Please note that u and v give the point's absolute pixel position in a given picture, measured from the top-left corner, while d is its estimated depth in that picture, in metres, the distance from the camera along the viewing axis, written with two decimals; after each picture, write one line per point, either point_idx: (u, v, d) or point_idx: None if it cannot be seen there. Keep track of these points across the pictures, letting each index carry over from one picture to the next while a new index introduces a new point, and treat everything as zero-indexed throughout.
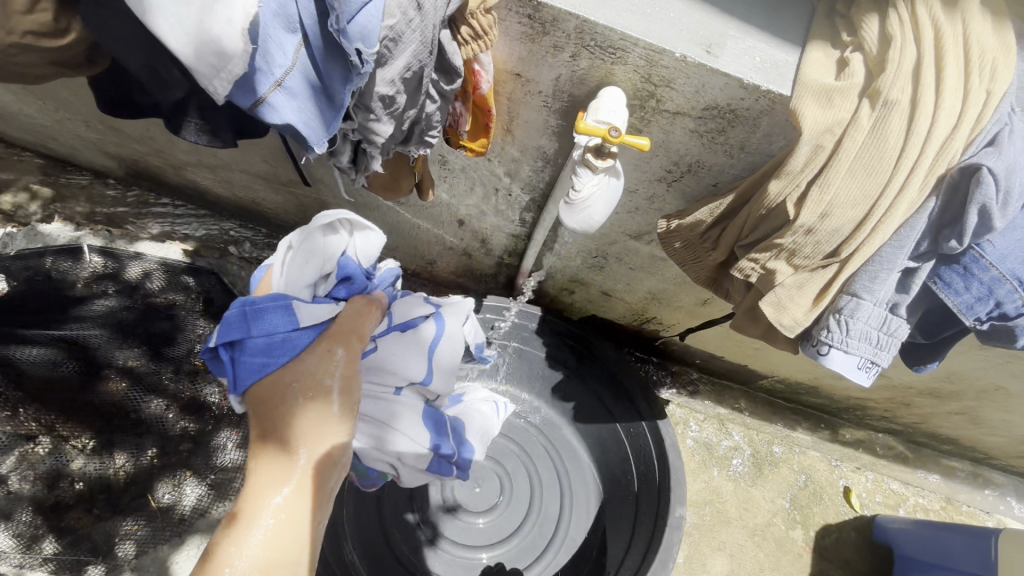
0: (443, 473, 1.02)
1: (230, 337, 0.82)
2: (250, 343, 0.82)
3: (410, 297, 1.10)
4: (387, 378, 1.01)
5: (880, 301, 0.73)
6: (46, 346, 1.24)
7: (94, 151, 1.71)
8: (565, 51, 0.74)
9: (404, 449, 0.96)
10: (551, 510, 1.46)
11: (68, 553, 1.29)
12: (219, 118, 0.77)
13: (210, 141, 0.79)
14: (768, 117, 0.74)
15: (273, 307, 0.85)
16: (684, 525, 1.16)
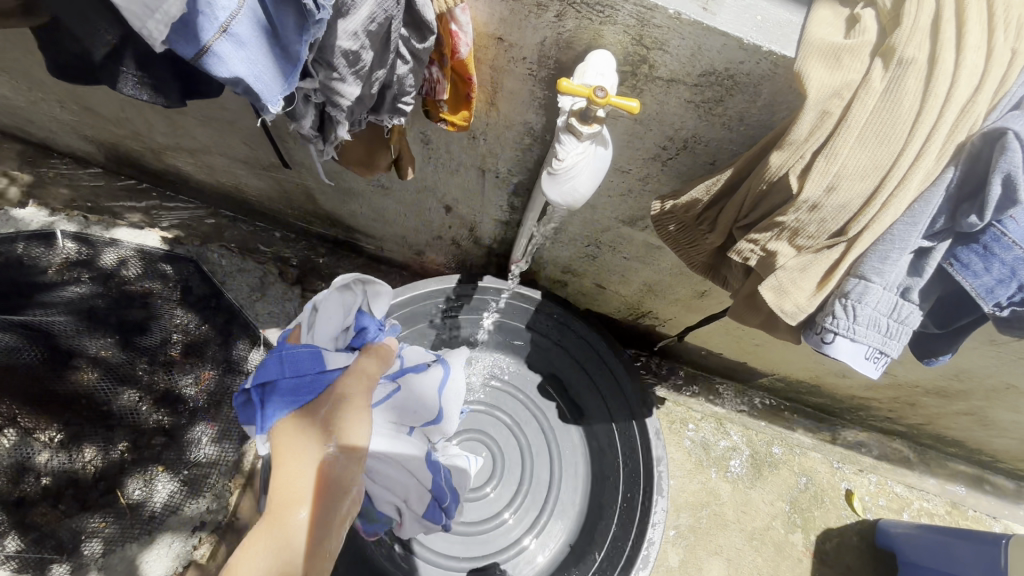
0: (433, 520, 1.12)
1: (264, 379, 0.81)
2: (279, 386, 0.80)
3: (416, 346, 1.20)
4: (405, 417, 1.08)
5: (890, 284, 0.67)
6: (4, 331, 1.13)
7: (72, 135, 1.65)
8: (549, 9, 0.68)
9: (413, 491, 1.06)
10: (536, 497, 1.45)
11: (31, 550, 1.21)
12: (164, 70, 0.68)
13: (153, 98, 0.69)
14: (770, 83, 0.68)
15: (306, 353, 0.85)
16: (664, 519, 1.16)
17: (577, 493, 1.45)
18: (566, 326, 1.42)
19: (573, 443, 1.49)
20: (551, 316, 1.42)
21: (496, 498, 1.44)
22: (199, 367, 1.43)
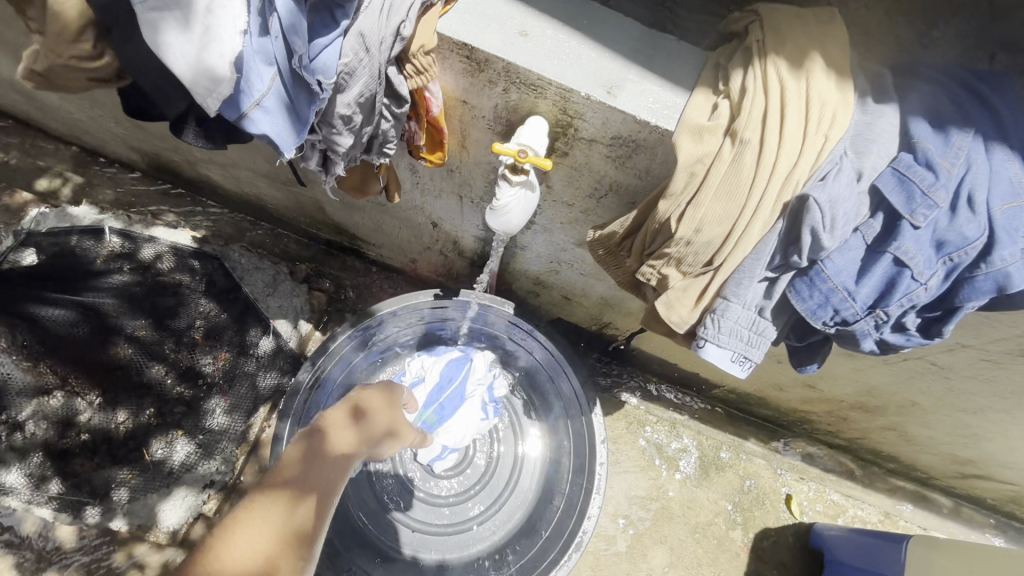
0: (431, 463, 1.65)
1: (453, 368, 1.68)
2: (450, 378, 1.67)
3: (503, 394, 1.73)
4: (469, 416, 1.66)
5: (747, 304, 0.87)
6: (66, 309, 1.39)
7: (121, 146, 1.93)
8: (498, 85, 0.91)
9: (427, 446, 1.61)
10: (499, 481, 1.69)
11: (69, 494, 1.45)
12: (215, 126, 0.89)
13: (205, 145, 0.90)
14: (662, 147, 0.89)
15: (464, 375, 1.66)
16: (597, 515, 1.41)
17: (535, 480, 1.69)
18: (532, 334, 1.64)
19: (534, 439, 1.73)
20: (521, 325, 1.64)
21: (466, 477, 1.69)
22: (217, 348, 1.65)
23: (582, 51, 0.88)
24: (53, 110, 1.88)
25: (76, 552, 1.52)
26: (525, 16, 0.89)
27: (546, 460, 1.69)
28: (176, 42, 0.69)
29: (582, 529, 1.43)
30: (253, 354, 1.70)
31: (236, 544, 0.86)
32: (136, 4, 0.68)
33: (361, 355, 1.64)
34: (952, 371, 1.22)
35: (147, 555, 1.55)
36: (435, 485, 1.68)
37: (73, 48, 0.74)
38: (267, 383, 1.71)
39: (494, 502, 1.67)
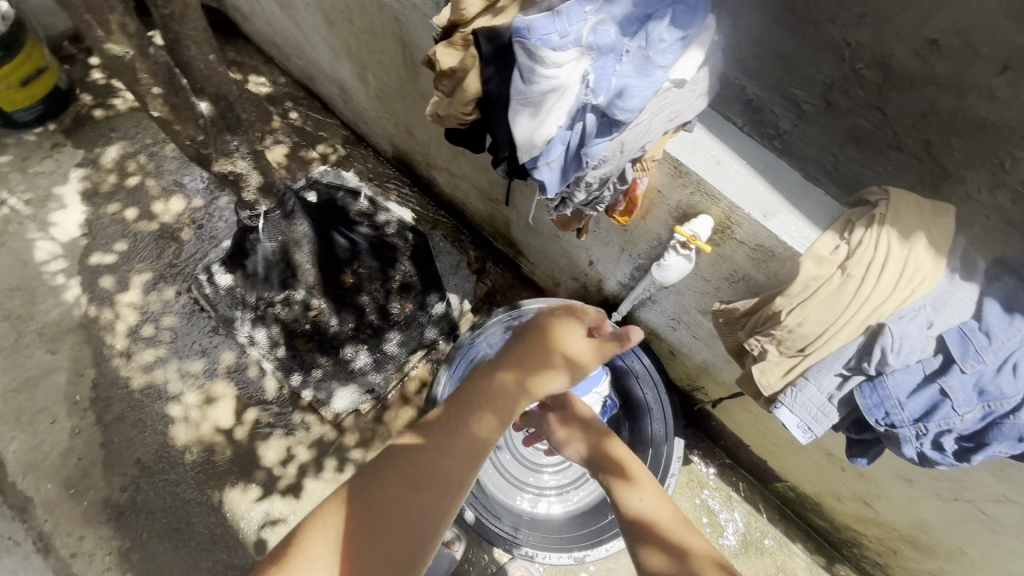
0: None
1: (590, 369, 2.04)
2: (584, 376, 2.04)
3: (612, 408, 2.09)
4: None
5: (820, 388, 1.21)
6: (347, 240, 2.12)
7: (383, 139, 2.66)
8: (688, 187, 1.35)
9: None
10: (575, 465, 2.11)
11: (287, 359, 2.12)
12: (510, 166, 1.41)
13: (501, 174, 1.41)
14: (792, 261, 1.28)
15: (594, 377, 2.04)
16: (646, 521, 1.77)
17: None
18: (641, 359, 2.02)
19: None
20: (632, 357, 2.03)
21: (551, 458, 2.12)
22: (406, 298, 2.24)
23: (753, 184, 1.30)
24: (351, 105, 2.67)
25: (273, 402, 2.13)
26: (723, 152, 1.33)
27: None
28: (524, 121, 1.21)
29: None
30: (429, 312, 2.25)
31: (569, 333, 1.26)
32: (512, 99, 1.21)
33: (500, 333, 2.15)
34: (999, 524, 1.39)
35: (314, 422, 2.12)
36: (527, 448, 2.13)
37: (461, 108, 1.32)
38: (430, 336, 2.24)
39: (566, 479, 2.09)
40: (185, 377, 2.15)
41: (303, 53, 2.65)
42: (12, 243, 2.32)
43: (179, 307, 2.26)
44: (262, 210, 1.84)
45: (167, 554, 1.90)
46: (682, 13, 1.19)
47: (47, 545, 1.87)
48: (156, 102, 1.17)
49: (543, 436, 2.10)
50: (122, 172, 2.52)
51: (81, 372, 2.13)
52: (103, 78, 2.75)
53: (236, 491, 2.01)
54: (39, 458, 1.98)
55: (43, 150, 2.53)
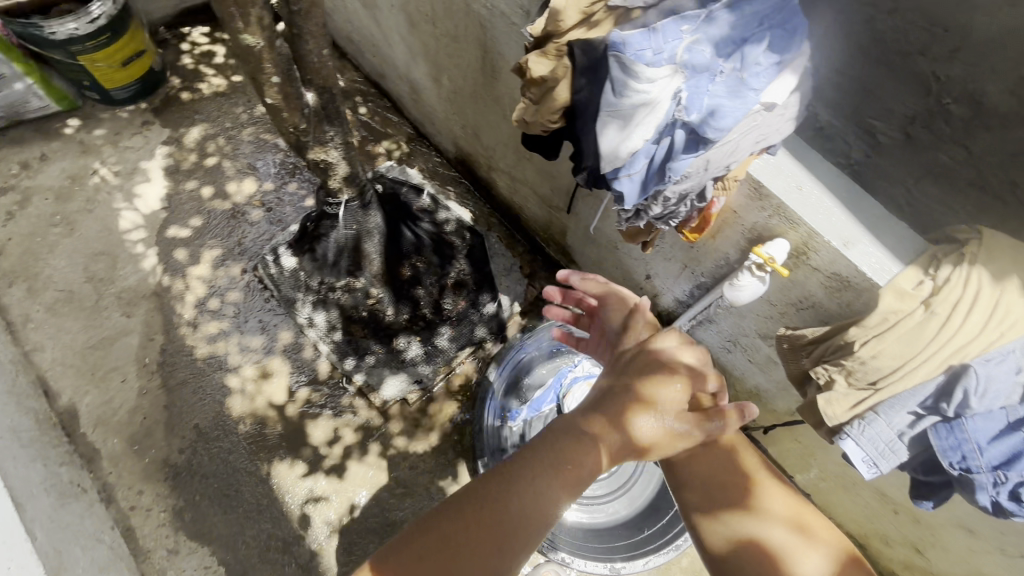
0: None
1: None
2: None
3: None
4: None
5: (890, 424, 1.19)
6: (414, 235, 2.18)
7: (446, 139, 2.73)
8: (767, 210, 1.37)
9: None
10: (613, 478, 2.03)
11: (342, 343, 2.20)
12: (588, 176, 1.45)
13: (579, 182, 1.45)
14: (869, 292, 1.26)
15: None
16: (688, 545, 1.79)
17: (642, 495, 2.02)
18: None
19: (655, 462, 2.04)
20: None
21: None
22: (459, 295, 2.28)
23: (835, 211, 1.29)
24: (419, 104, 2.75)
25: (324, 383, 2.21)
26: (805, 178, 1.33)
27: (658, 485, 2.02)
28: (610, 132, 1.23)
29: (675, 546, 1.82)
30: (480, 311, 2.29)
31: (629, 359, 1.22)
32: (602, 109, 1.23)
33: (551, 340, 2.17)
34: None
35: (361, 407, 2.19)
36: None
37: (547, 116, 1.37)
38: (479, 334, 2.29)
39: (603, 492, 2.03)
40: (245, 351, 2.26)
41: (379, 51, 2.75)
42: (100, 211, 2.49)
43: (244, 284, 2.38)
44: (343, 199, 1.95)
45: (217, 517, 1.99)
46: (780, 38, 1.20)
47: (109, 496, 1.99)
48: (272, 91, 1.25)
49: None
50: (201, 152, 2.67)
51: (152, 337, 2.26)
52: (191, 63, 2.92)
53: (283, 466, 2.09)
54: (108, 414, 2.11)
55: (133, 127, 2.70)
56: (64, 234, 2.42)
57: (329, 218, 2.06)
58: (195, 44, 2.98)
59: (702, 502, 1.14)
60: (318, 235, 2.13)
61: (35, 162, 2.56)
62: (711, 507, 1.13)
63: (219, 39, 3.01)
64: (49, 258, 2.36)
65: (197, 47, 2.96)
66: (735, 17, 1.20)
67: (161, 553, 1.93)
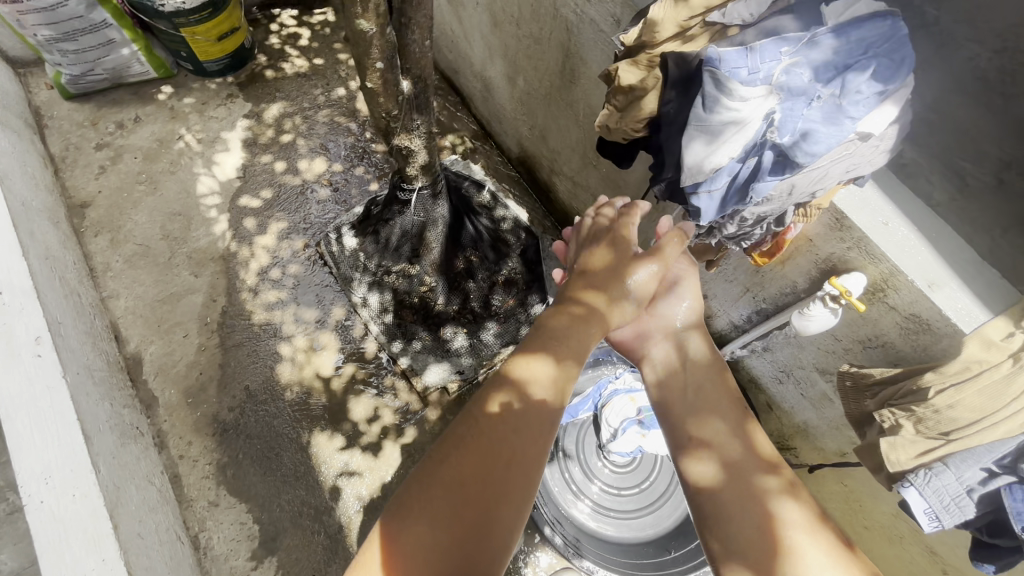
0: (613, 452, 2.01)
1: None
2: None
3: None
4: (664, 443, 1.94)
5: (960, 478, 1.12)
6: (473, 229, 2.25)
7: (512, 139, 2.77)
8: (846, 242, 1.34)
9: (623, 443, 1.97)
10: (644, 495, 2.02)
11: (392, 325, 2.26)
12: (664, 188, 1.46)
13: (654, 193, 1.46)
14: (950, 338, 1.23)
15: None
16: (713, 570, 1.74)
17: (672, 517, 1.98)
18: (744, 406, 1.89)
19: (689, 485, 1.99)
20: None
21: (621, 482, 2.04)
22: (509, 293, 2.31)
23: (921, 250, 1.25)
24: (489, 102, 2.79)
25: (370, 362, 2.28)
26: (893, 212, 1.29)
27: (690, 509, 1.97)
28: (696, 146, 1.22)
29: None
30: (528, 311, 2.31)
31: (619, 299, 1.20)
32: (690, 123, 1.22)
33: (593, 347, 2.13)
34: None
35: (402, 390, 2.24)
36: (599, 466, 2.06)
37: (631, 124, 1.39)
38: (524, 334, 2.29)
39: (632, 508, 2.02)
40: (299, 322, 2.34)
41: (456, 47, 2.81)
42: (181, 174, 2.64)
43: (305, 258, 2.47)
44: (417, 186, 1.98)
45: (256, 477, 2.07)
46: (885, 67, 1.15)
47: (162, 442, 2.10)
48: (374, 75, 1.30)
49: (619, 458, 2.06)
50: (278, 129, 2.79)
51: (215, 298, 2.37)
52: (278, 43, 3.06)
53: (322, 437, 2.16)
54: (169, 365, 2.23)
55: (219, 98, 2.85)
56: (147, 193, 2.57)
57: (398, 205, 2.12)
58: (283, 25, 3.12)
59: (795, 510, 0.89)
60: (384, 219, 2.21)
61: (130, 123, 2.74)
62: (800, 518, 0.88)
63: (305, 23, 3.15)
64: (132, 213, 2.52)
65: (285, 29, 3.11)
66: (840, 42, 1.17)
67: (202, 503, 2.02)
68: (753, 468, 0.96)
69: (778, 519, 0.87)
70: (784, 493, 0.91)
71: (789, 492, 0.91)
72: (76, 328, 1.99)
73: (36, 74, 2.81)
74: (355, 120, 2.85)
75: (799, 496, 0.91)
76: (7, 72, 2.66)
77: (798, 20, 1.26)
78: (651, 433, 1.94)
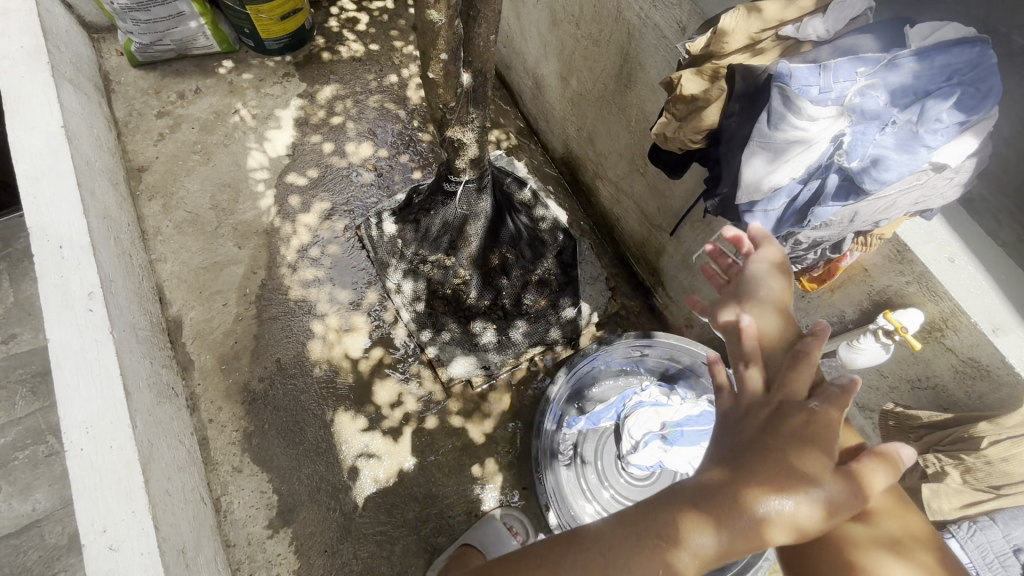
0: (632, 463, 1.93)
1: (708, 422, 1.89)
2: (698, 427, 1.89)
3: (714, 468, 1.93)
4: (686, 460, 1.89)
5: (1008, 536, 1.10)
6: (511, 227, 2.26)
7: (557, 138, 2.75)
8: (905, 276, 1.28)
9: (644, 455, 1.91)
10: None
11: (423, 314, 2.28)
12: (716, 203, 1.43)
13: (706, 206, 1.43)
14: (1010, 389, 1.16)
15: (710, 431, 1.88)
16: None
17: None
18: None
19: None
20: None
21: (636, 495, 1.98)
22: (541, 294, 2.30)
23: (988, 292, 1.19)
24: (538, 100, 2.78)
25: (398, 348, 2.31)
26: (960, 249, 1.23)
27: None
28: (757, 163, 1.19)
29: None
30: (559, 313, 2.29)
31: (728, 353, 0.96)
32: (752, 139, 1.19)
33: (621, 358, 2.16)
34: None
35: (427, 378, 2.27)
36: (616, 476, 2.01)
37: (688, 135, 1.37)
38: (553, 336, 2.28)
39: None
40: (333, 302, 2.39)
41: (510, 42, 2.80)
42: (234, 147, 2.71)
43: (345, 240, 2.52)
44: (463, 179, 1.98)
45: (279, 449, 2.12)
46: (970, 96, 1.07)
47: (194, 405, 2.17)
48: (436, 66, 1.31)
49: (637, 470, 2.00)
50: (330, 110, 2.84)
51: (256, 271, 2.44)
52: (336, 26, 3.11)
53: (346, 417, 2.19)
54: (207, 330, 2.31)
55: (276, 76, 2.92)
56: (201, 162, 2.66)
57: (441, 196, 2.13)
58: (342, 9, 3.18)
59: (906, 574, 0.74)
60: (426, 208, 2.23)
61: (190, 93, 2.83)
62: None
63: (364, 8, 3.20)
64: (184, 181, 2.61)
65: (344, 13, 3.16)
66: (921, 67, 1.11)
67: (226, 468, 2.09)
68: (836, 514, 0.81)
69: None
70: (881, 548, 0.76)
71: (892, 547, 0.76)
72: (126, 287, 2.07)
73: (109, 40, 2.93)
74: (405, 108, 2.88)
75: (909, 555, 0.76)
76: (82, 36, 2.78)
77: (878, 40, 1.20)
78: (673, 449, 1.90)
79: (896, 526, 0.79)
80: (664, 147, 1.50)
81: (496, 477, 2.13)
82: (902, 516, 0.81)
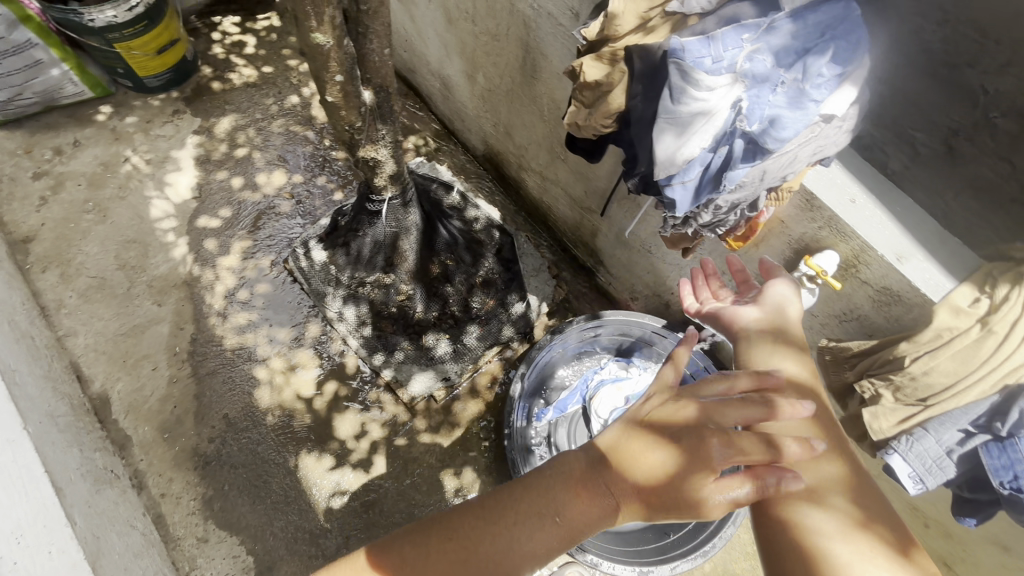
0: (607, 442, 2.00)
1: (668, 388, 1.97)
2: None
3: None
4: None
5: (940, 441, 1.18)
6: (447, 234, 2.23)
7: (475, 137, 2.73)
8: (817, 222, 1.38)
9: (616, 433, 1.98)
10: None
11: (372, 338, 2.22)
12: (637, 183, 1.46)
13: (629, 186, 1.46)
14: (921, 307, 1.27)
15: None
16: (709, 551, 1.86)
17: None
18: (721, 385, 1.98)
19: None
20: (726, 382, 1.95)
21: None
22: (487, 294, 2.28)
23: (888, 226, 1.30)
24: (449, 101, 2.74)
25: (351, 378, 2.23)
26: (858, 190, 1.33)
27: None
28: (668, 138, 1.21)
29: (706, 546, 1.88)
30: (509, 310, 2.28)
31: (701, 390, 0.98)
32: (659, 116, 1.21)
33: (576, 342, 2.18)
34: None
35: (388, 402, 2.21)
36: None
37: (599, 121, 1.40)
38: (506, 334, 2.27)
39: None
40: (273, 343, 2.27)
41: (410, 46, 2.74)
42: (132, 198, 2.50)
43: (274, 277, 2.40)
44: (386, 196, 1.93)
45: (245, 508, 2.01)
46: (844, 48, 1.15)
47: (140, 483, 2.01)
48: (334, 89, 1.26)
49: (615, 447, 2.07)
50: (231, 143, 2.67)
51: (182, 327, 2.27)
52: (222, 52, 2.92)
53: (310, 458, 2.10)
54: (139, 401, 2.13)
55: (165, 115, 2.71)
56: (96, 221, 2.43)
57: (367, 216, 2.07)
58: (225, 33, 2.98)
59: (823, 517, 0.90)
60: (354, 230, 2.15)
61: (69, 148, 2.57)
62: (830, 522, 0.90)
63: (248, 29, 3.02)
64: (81, 244, 2.38)
65: (228, 38, 2.97)
66: (798, 27, 1.17)
67: (190, 541, 1.95)
68: None
69: (800, 526, 0.89)
70: (801, 499, 0.92)
71: (810, 499, 0.92)
72: (34, 373, 1.88)
73: None
74: (312, 128, 2.76)
75: (825, 504, 0.92)
76: None
77: (756, 5, 1.26)
78: None
79: (812, 479, 0.96)
80: (579, 135, 1.53)
81: (475, 485, 2.12)
82: (818, 468, 0.98)
